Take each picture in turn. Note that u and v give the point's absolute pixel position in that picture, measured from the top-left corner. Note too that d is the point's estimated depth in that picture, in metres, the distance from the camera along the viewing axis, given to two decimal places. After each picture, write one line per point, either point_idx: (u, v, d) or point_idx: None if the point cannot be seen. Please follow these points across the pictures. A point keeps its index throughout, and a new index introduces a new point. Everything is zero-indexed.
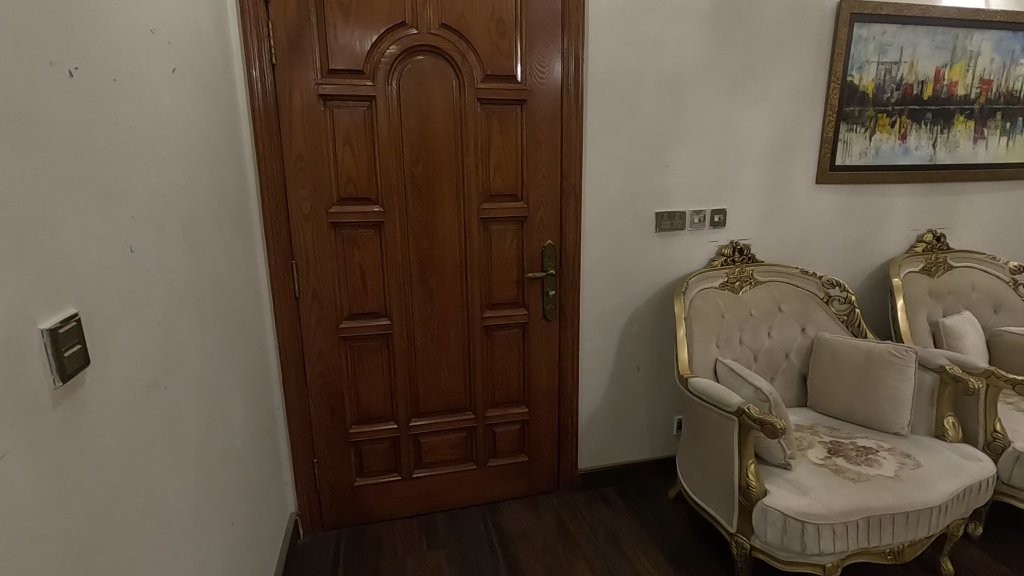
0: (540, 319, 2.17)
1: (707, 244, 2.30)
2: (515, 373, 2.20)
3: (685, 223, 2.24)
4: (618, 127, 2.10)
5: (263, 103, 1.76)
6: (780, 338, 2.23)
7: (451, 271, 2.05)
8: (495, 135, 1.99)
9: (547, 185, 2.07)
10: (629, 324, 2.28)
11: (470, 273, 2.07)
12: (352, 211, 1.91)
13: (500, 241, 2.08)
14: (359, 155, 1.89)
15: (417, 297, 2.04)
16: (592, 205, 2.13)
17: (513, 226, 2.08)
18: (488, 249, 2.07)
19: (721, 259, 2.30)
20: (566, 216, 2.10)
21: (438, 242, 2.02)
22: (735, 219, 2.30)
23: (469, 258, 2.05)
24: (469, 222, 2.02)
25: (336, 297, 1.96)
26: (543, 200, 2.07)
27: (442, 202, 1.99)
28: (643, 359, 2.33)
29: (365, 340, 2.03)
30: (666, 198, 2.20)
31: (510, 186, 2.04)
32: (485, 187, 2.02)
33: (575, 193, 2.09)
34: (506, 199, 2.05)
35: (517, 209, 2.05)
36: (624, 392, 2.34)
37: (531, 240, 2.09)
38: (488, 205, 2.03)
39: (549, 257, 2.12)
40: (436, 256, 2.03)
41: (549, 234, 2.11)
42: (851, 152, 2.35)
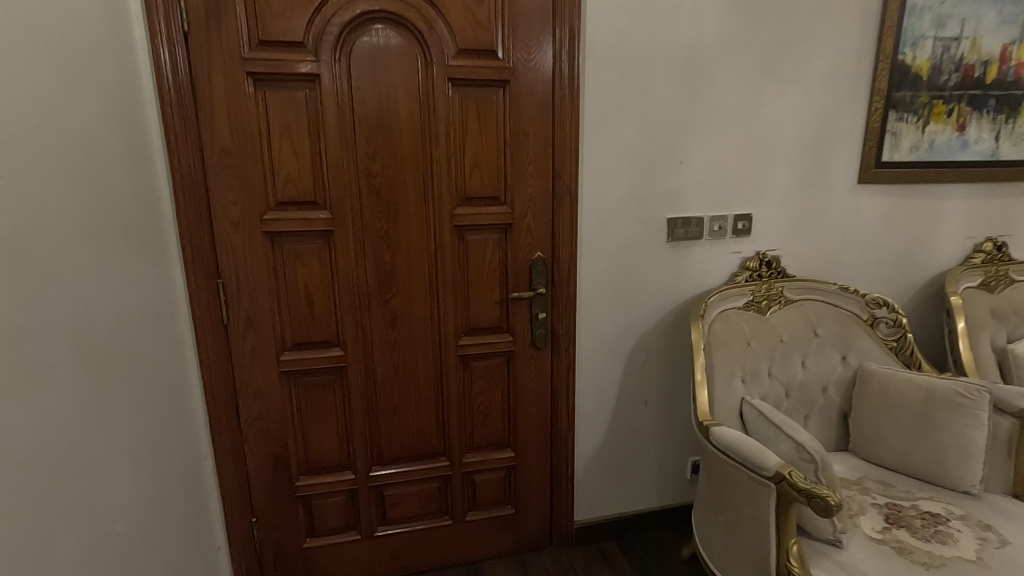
0: (528, 346, 1.80)
1: (729, 256, 1.92)
2: (498, 410, 1.84)
3: (702, 231, 1.87)
4: (622, 115, 1.73)
5: (174, 84, 1.40)
6: (816, 369, 1.86)
7: (419, 289, 1.69)
8: (471, 124, 1.62)
9: (535, 184, 1.70)
10: (635, 351, 1.90)
11: (442, 293, 1.70)
12: (293, 218, 1.55)
13: (478, 253, 1.71)
14: (301, 149, 1.53)
15: (376, 322, 1.68)
16: (590, 209, 1.76)
17: (494, 235, 1.71)
18: (463, 263, 1.70)
19: (745, 273, 1.92)
20: (559, 222, 1.73)
21: (401, 255, 1.65)
22: (762, 226, 1.92)
23: (440, 274, 1.68)
24: (439, 231, 1.66)
25: (276, 322, 1.60)
26: (531, 204, 1.71)
27: (407, 206, 1.63)
28: (652, 392, 1.96)
29: (313, 374, 1.67)
30: (680, 201, 1.83)
31: (490, 187, 1.68)
32: (460, 188, 1.66)
33: (570, 195, 1.72)
34: (485, 202, 1.69)
35: (498, 214, 1.69)
36: (629, 430, 1.97)
37: (517, 252, 1.73)
38: (463, 210, 1.67)
39: (539, 272, 1.75)
40: (399, 272, 1.66)
41: (538, 245, 1.74)
42: (899, 146, 1.97)
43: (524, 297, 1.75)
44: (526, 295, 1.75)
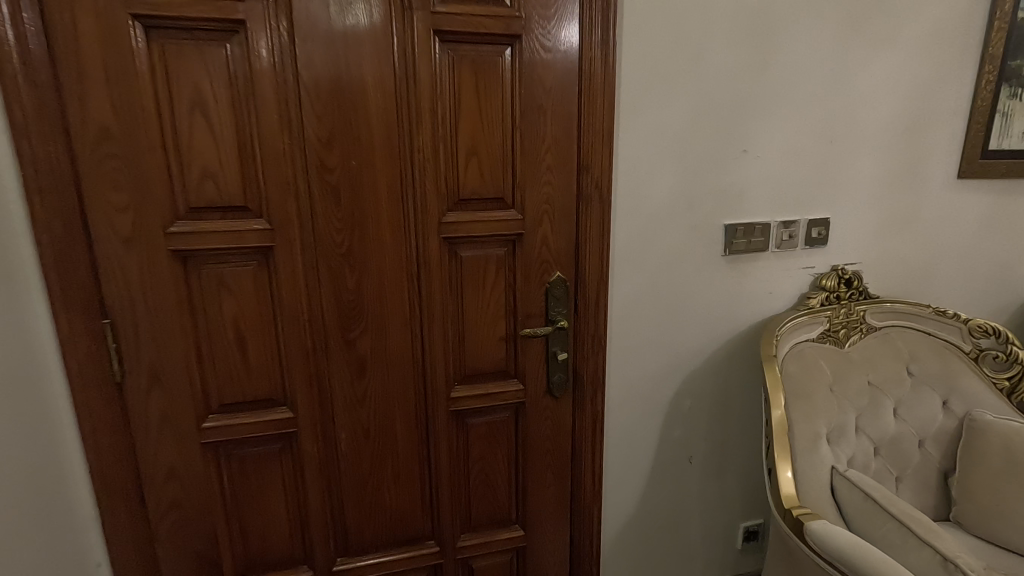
0: (542, 395, 1.37)
1: (799, 273, 1.49)
2: (503, 479, 1.40)
3: (767, 241, 1.44)
4: (670, 87, 1.28)
5: (15, 30, 0.93)
6: (911, 419, 1.44)
7: (396, 327, 1.24)
8: (466, 99, 1.17)
9: (552, 181, 1.25)
10: (677, 397, 1.48)
11: (428, 330, 1.25)
12: (215, 232, 1.09)
13: (477, 276, 1.26)
14: (222, 132, 1.06)
15: (338, 371, 1.22)
16: (626, 214, 1.32)
17: (498, 250, 1.27)
18: (455, 290, 1.26)
19: (821, 295, 1.49)
20: (585, 231, 1.29)
21: (370, 281, 1.20)
22: (841, 234, 1.50)
23: (425, 304, 1.24)
24: (422, 246, 1.20)
25: (194, 377, 1.14)
26: (548, 208, 1.26)
27: (378, 213, 1.17)
28: (698, 446, 1.53)
29: (251, 444, 1.22)
30: (741, 202, 1.39)
31: (492, 185, 1.22)
32: (451, 186, 1.20)
33: (600, 194, 1.28)
34: (486, 206, 1.24)
35: (504, 223, 1.24)
36: (668, 495, 1.55)
37: (529, 272, 1.29)
38: (456, 217, 1.22)
39: (558, 298, 1.31)
40: (368, 304, 1.21)
41: (557, 262, 1.30)
42: (1009, 131, 1.55)
43: (539, 333, 1.30)
44: (542, 330, 1.31)
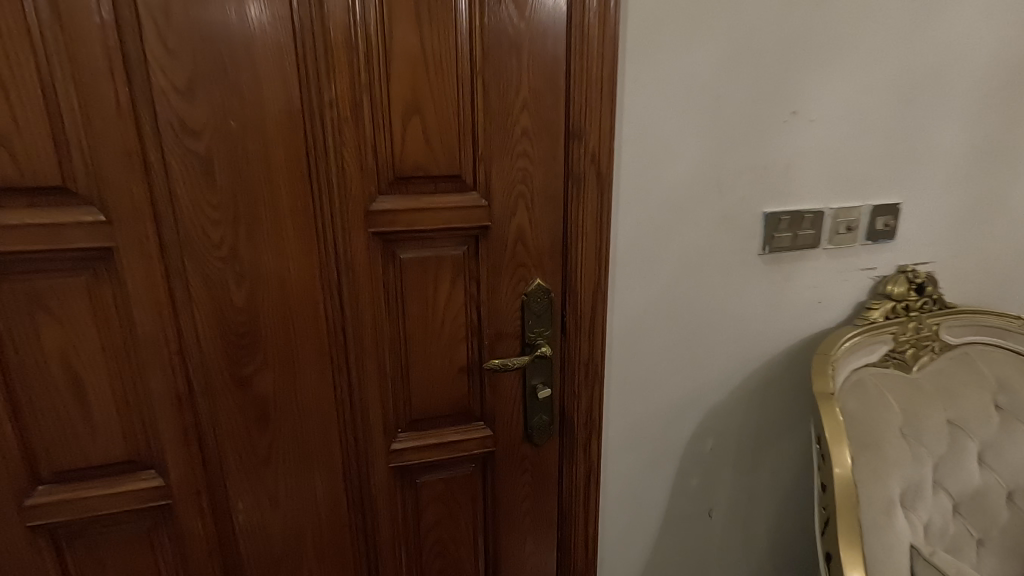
0: (517, 442, 1.02)
1: (856, 276, 1.14)
2: (467, 549, 1.06)
3: (819, 234, 1.08)
4: (696, 19, 0.90)
5: None
6: (1002, 468, 1.10)
7: (309, 357, 0.88)
8: (401, 31, 0.80)
9: (529, 152, 0.88)
10: (696, 437, 1.14)
11: (354, 360, 0.90)
12: (20, 228, 0.73)
13: (422, 284, 0.90)
14: (15, 75, 0.69)
15: (226, 420, 0.87)
16: (632, 199, 0.96)
17: (453, 248, 0.91)
18: (392, 305, 0.90)
19: (885, 306, 1.14)
20: (576, 223, 0.93)
21: (267, 294, 0.84)
22: (912, 224, 1.14)
23: (350, 325, 0.89)
24: (340, 243, 0.85)
25: (7, 438, 0.79)
26: (523, 190, 0.90)
27: (274, 198, 0.81)
28: (722, 496, 1.20)
29: (109, 523, 0.87)
30: (787, 183, 1.03)
31: (442, 157, 0.85)
32: (381, 158, 0.84)
33: (597, 171, 0.91)
34: (435, 187, 0.87)
35: (460, 212, 0.88)
36: (683, 557, 1.21)
37: (496, 279, 0.93)
38: (391, 204, 0.85)
39: (537, 314, 0.96)
40: (266, 327, 0.85)
41: (536, 265, 0.94)
42: None
43: (512, 365, 0.95)
44: (518, 361, 0.96)
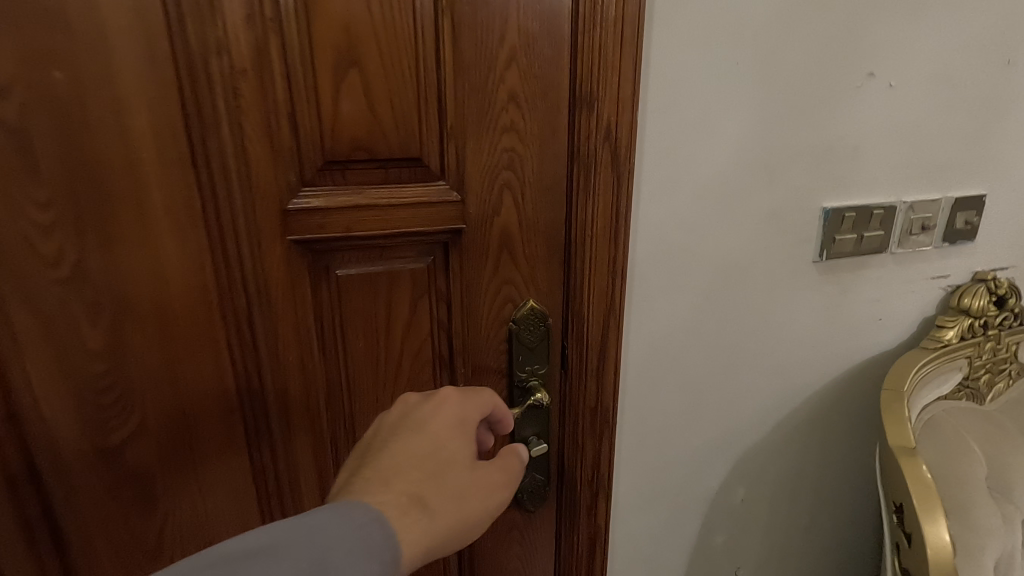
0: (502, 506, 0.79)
1: (926, 285, 0.91)
2: None
3: (889, 235, 0.84)
4: None
5: None
6: None
7: (210, 416, 0.63)
8: None
9: (518, 125, 0.63)
10: (723, 487, 0.91)
11: (275, 417, 0.65)
12: None
13: (369, 311, 0.65)
14: None
15: (90, 509, 0.61)
16: (657, 190, 0.70)
17: (412, 260, 0.65)
18: (327, 341, 0.64)
19: (964, 324, 0.90)
20: (583, 223, 0.67)
21: (138, 333, 0.58)
22: (995, 221, 0.91)
23: (267, 370, 0.63)
24: (246, 257, 0.59)
25: None
26: (511, 178, 0.64)
27: (140, 192, 0.54)
28: (753, 554, 0.98)
29: None
30: (855, 168, 0.79)
31: (392, 131, 0.59)
32: (301, 133, 0.57)
33: (614, 151, 0.65)
34: (383, 175, 0.61)
35: (420, 211, 0.62)
36: None
37: (474, 301, 0.68)
38: (319, 200, 0.59)
39: (529, 347, 0.71)
40: (141, 379, 0.59)
41: (528, 281, 0.69)
42: None
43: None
44: (507, 416, 0.69)
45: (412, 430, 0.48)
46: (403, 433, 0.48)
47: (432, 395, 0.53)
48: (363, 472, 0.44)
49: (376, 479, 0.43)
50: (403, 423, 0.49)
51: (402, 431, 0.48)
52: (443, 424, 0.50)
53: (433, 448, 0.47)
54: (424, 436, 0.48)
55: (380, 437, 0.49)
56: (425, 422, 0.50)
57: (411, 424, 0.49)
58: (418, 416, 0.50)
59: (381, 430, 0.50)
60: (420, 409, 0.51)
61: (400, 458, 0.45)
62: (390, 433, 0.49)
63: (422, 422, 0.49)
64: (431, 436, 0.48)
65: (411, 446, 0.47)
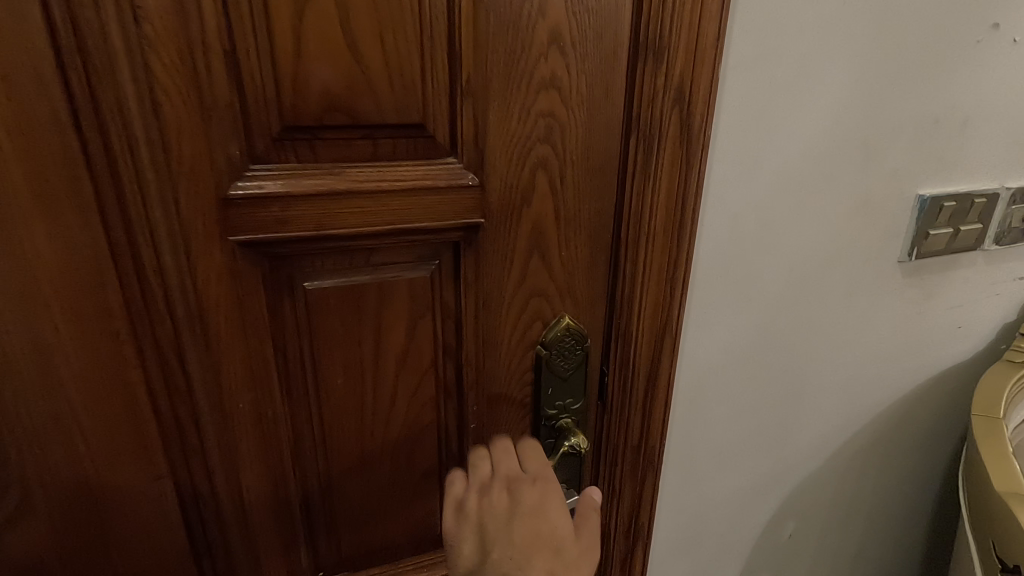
0: None
1: (1017, 288, 0.76)
2: None
3: (985, 230, 0.69)
4: None
5: None
6: None
7: (128, 487, 0.45)
8: None
9: (559, 81, 0.45)
10: (773, 524, 0.77)
11: (222, 484, 0.47)
12: None
13: (350, 338, 0.47)
14: None
15: None
16: (729, 172, 0.53)
17: (410, 266, 0.47)
18: (291, 379, 0.47)
19: None
20: (638, 219, 0.50)
21: (9, 382, 0.39)
22: None
23: (209, 424, 0.45)
24: (168, 268, 0.40)
25: None
26: (546, 154, 0.46)
27: None
28: None
29: None
30: (961, 147, 0.63)
31: (382, 83, 0.40)
32: (244, 82, 0.38)
33: (684, 120, 0.47)
34: (370, 148, 0.42)
35: (422, 199, 0.44)
36: None
37: (492, 321, 0.51)
38: (274, 185, 0.40)
39: (561, 377, 0.54)
40: (16, 441, 0.41)
41: (564, 293, 0.52)
42: None
43: None
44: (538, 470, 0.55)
45: (528, 514, 0.45)
46: (524, 519, 0.44)
47: (534, 484, 0.48)
48: (504, 551, 0.42)
49: (519, 555, 0.42)
50: (518, 509, 0.45)
51: (523, 514, 0.45)
52: (557, 511, 0.46)
53: (556, 532, 0.44)
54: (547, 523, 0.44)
55: (499, 517, 0.45)
56: (538, 508, 0.46)
57: (526, 508, 0.45)
58: (531, 499, 0.46)
59: (495, 511, 0.46)
60: (528, 490, 0.47)
61: (530, 532, 0.43)
62: (510, 517, 0.45)
63: (540, 508, 0.46)
64: (548, 520, 0.45)
65: (541, 529, 0.44)
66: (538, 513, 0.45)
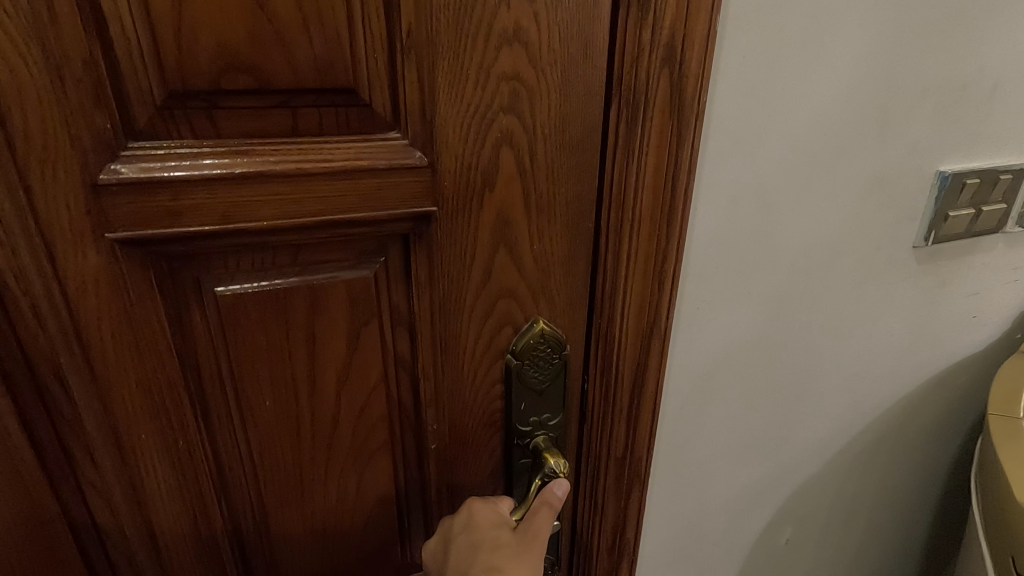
0: None
1: None
2: None
3: (1008, 209, 0.62)
4: None
5: None
6: None
7: (12, 532, 0.37)
8: None
9: (525, 34, 0.36)
10: (770, 531, 0.71)
11: (130, 526, 0.40)
12: None
13: (276, 353, 0.39)
14: None
15: None
16: (727, 145, 0.45)
17: (348, 266, 0.39)
18: (208, 401, 0.39)
19: None
20: (620, 203, 0.42)
21: None
22: None
23: (106, 458, 0.37)
24: (30, 272, 0.32)
25: None
26: (511, 127, 0.38)
27: None
28: None
29: None
30: (989, 116, 0.55)
31: (295, 35, 0.32)
32: (108, 33, 0.29)
33: (675, 82, 0.38)
34: (287, 121, 0.34)
35: (357, 187, 0.36)
36: None
37: (451, 328, 0.43)
38: (161, 169, 0.32)
39: (536, 391, 0.47)
40: None
41: (537, 293, 0.44)
42: None
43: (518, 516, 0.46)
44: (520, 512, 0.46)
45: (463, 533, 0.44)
46: (459, 541, 0.44)
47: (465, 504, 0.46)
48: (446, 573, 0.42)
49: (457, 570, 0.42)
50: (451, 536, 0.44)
51: (456, 535, 0.44)
52: (488, 514, 0.45)
53: (491, 534, 0.44)
54: (480, 531, 0.44)
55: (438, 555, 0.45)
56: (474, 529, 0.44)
57: (458, 526, 0.45)
58: (460, 512, 0.46)
59: (435, 552, 0.45)
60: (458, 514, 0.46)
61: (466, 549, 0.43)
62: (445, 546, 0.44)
63: (469, 514, 0.45)
64: (482, 533, 0.44)
65: (477, 538, 0.43)
66: (470, 524, 0.44)
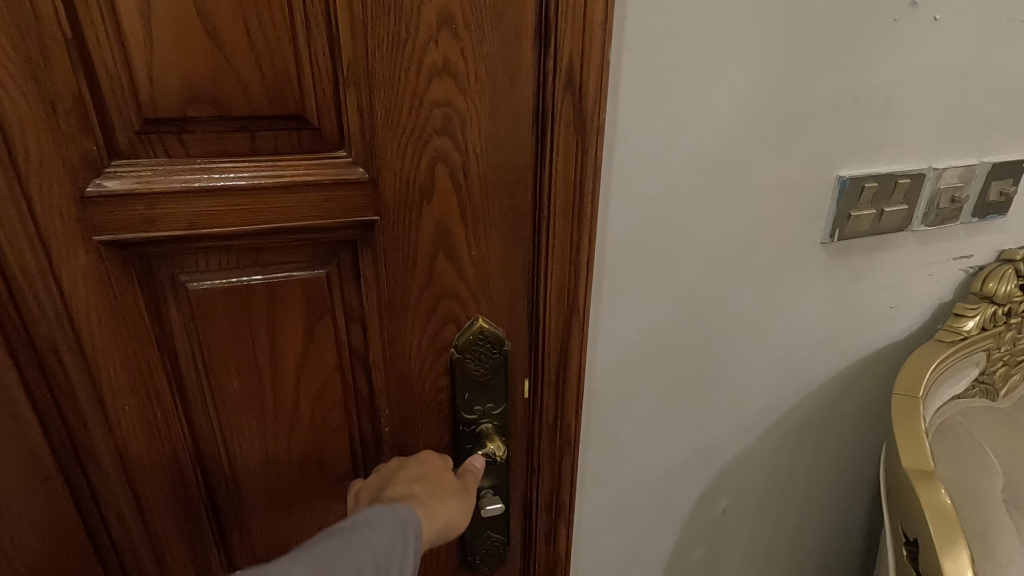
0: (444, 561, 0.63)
1: (946, 270, 0.76)
2: None
3: (910, 210, 0.68)
4: None
5: None
6: None
7: (15, 488, 0.44)
8: None
9: (453, 66, 0.42)
10: (704, 502, 0.78)
11: (117, 487, 0.46)
12: None
13: (241, 339, 0.45)
14: None
15: None
16: (636, 154, 0.52)
17: (302, 267, 0.45)
18: (183, 380, 0.45)
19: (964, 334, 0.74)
20: (538, 206, 0.48)
21: None
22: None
23: (95, 426, 0.44)
24: (29, 268, 0.38)
25: None
26: (444, 147, 0.44)
27: None
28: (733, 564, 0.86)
29: None
30: (882, 127, 0.62)
31: (248, 69, 0.38)
32: (94, 71, 0.35)
33: (575, 106, 0.45)
34: (246, 141, 0.40)
35: (307, 199, 0.42)
36: None
37: (397, 321, 0.49)
38: (139, 184, 0.38)
39: (479, 383, 0.53)
40: None
41: (475, 291, 0.50)
42: None
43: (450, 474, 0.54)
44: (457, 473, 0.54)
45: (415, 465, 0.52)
46: (410, 469, 0.51)
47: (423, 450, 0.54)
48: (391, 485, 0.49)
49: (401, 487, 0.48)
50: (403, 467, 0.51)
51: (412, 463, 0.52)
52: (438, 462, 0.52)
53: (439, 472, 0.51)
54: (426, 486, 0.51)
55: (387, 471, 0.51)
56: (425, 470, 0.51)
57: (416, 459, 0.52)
58: (417, 456, 0.53)
59: (384, 471, 0.52)
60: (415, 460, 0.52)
61: (415, 475, 0.50)
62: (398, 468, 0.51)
63: (424, 460, 0.52)
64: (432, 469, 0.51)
65: (424, 473, 0.51)
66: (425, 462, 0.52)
